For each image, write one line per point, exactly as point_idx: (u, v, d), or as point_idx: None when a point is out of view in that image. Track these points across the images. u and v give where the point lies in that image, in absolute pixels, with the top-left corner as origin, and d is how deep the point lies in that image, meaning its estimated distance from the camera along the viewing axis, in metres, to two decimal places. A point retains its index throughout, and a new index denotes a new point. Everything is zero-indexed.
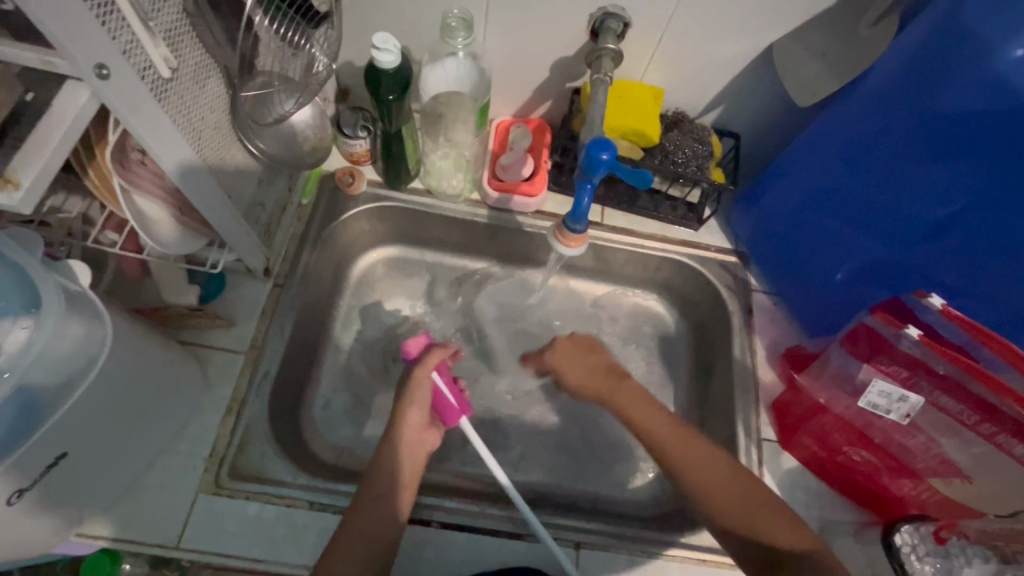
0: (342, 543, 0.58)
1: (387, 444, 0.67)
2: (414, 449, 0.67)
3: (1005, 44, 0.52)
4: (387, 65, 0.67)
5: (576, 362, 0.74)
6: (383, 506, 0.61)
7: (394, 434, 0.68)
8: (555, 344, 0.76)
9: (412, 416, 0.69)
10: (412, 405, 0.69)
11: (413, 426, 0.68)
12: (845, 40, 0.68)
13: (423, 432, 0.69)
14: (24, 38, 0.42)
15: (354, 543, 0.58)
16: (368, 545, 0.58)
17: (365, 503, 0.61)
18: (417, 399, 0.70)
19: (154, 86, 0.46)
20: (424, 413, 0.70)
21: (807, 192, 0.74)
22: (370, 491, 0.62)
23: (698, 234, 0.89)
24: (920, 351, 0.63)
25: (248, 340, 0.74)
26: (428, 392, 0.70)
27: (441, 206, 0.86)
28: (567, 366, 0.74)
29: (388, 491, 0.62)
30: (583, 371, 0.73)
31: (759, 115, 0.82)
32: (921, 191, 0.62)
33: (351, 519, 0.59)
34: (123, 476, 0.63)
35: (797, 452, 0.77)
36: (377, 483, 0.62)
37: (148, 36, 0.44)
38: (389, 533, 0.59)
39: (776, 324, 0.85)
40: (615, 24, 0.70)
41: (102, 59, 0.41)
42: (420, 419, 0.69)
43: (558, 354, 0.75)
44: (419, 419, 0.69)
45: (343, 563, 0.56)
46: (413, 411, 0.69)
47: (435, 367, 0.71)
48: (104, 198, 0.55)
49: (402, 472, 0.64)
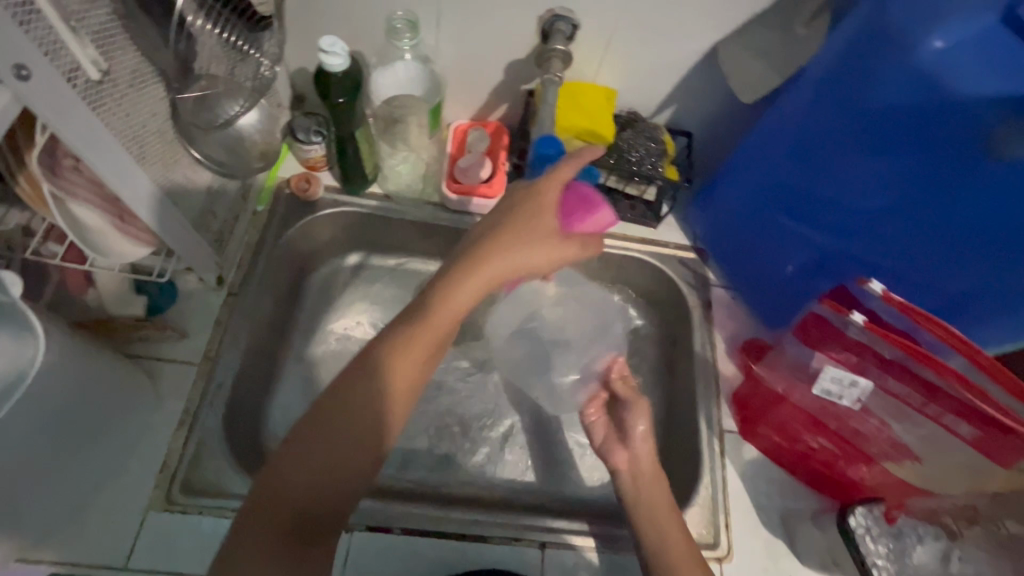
0: (232, 551, 0.45)
1: (324, 413, 0.49)
2: (391, 393, 0.51)
3: (924, 42, 0.54)
4: (335, 68, 0.67)
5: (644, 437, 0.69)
6: (276, 500, 0.47)
7: (392, 357, 0.52)
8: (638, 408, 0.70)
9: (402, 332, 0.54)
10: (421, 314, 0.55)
11: (438, 319, 0.54)
12: (784, 39, 0.70)
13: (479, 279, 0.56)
14: None
15: (253, 550, 0.45)
16: (260, 557, 0.45)
17: (262, 496, 0.47)
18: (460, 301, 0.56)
19: (83, 89, 0.45)
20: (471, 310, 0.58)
21: (757, 187, 0.76)
22: (284, 474, 0.47)
23: (657, 231, 0.90)
24: (867, 337, 0.65)
25: (202, 351, 0.72)
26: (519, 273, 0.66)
27: (400, 210, 0.85)
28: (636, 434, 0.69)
29: (300, 477, 0.47)
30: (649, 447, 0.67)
31: (710, 115, 0.84)
32: (861, 183, 0.65)
33: (250, 521, 0.46)
34: (69, 497, 0.61)
35: (758, 443, 0.78)
36: (275, 467, 0.48)
37: (73, 38, 0.43)
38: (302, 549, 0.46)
39: (736, 317, 0.86)
40: (565, 27, 0.71)
41: (23, 60, 0.39)
42: (418, 339, 0.54)
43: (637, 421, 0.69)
44: (429, 323, 0.54)
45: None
46: (415, 326, 0.54)
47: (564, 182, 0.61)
48: (36, 206, 0.53)
49: (352, 439, 0.49)
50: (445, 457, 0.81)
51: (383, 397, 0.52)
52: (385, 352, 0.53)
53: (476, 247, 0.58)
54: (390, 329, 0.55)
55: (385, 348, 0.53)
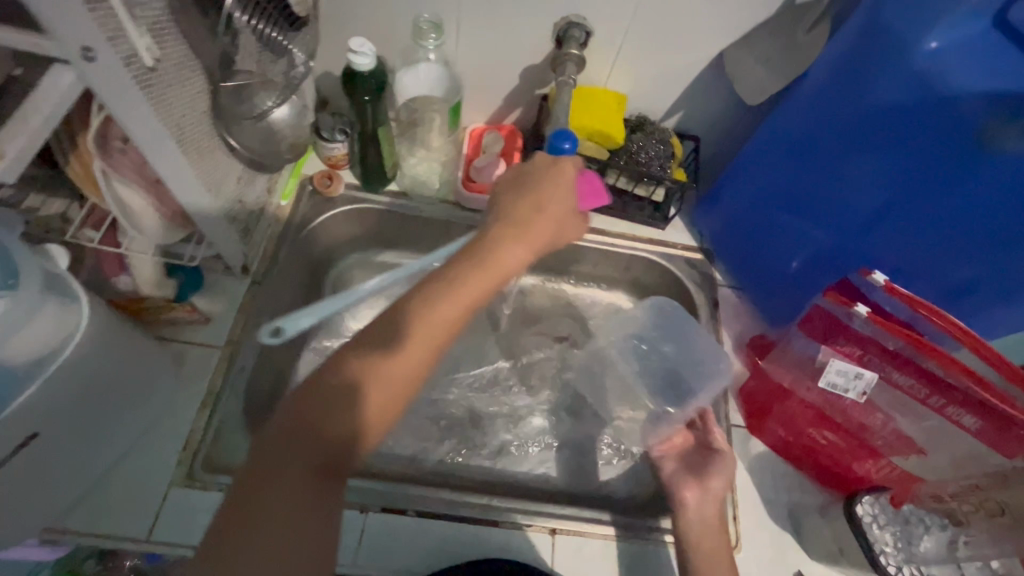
0: (240, 508, 0.44)
1: (327, 381, 0.50)
2: (367, 407, 0.50)
3: (918, 43, 0.57)
4: (363, 67, 0.71)
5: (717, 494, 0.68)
6: (288, 458, 0.46)
7: (376, 357, 0.51)
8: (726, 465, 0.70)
9: (394, 325, 0.54)
10: (423, 308, 0.54)
11: (425, 322, 0.54)
12: (786, 45, 0.73)
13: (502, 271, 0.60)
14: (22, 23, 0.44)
15: (268, 508, 0.44)
16: (278, 511, 0.45)
17: (267, 458, 0.46)
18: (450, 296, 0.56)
19: (138, 75, 0.48)
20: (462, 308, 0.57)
21: (761, 187, 0.79)
22: (292, 437, 0.47)
23: (666, 232, 0.93)
24: (871, 329, 0.68)
25: (225, 336, 0.75)
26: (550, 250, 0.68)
27: (419, 207, 0.88)
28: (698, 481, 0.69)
29: (311, 440, 0.47)
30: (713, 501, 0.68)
31: (716, 121, 0.88)
32: (861, 179, 0.67)
33: (261, 478, 0.46)
34: (94, 469, 0.63)
35: (766, 439, 0.79)
36: (281, 430, 0.48)
37: (133, 26, 0.46)
38: (314, 499, 0.46)
39: (741, 316, 0.88)
40: (579, 33, 0.75)
41: (89, 44, 0.43)
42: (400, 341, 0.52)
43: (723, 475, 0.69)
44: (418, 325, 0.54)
45: (255, 548, 0.43)
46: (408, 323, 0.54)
47: (573, 180, 0.67)
48: (85, 186, 0.58)
49: (350, 409, 0.49)
50: (455, 449, 0.83)
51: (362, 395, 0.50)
52: (369, 344, 0.52)
53: (478, 249, 0.61)
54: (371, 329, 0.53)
55: (373, 343, 0.52)
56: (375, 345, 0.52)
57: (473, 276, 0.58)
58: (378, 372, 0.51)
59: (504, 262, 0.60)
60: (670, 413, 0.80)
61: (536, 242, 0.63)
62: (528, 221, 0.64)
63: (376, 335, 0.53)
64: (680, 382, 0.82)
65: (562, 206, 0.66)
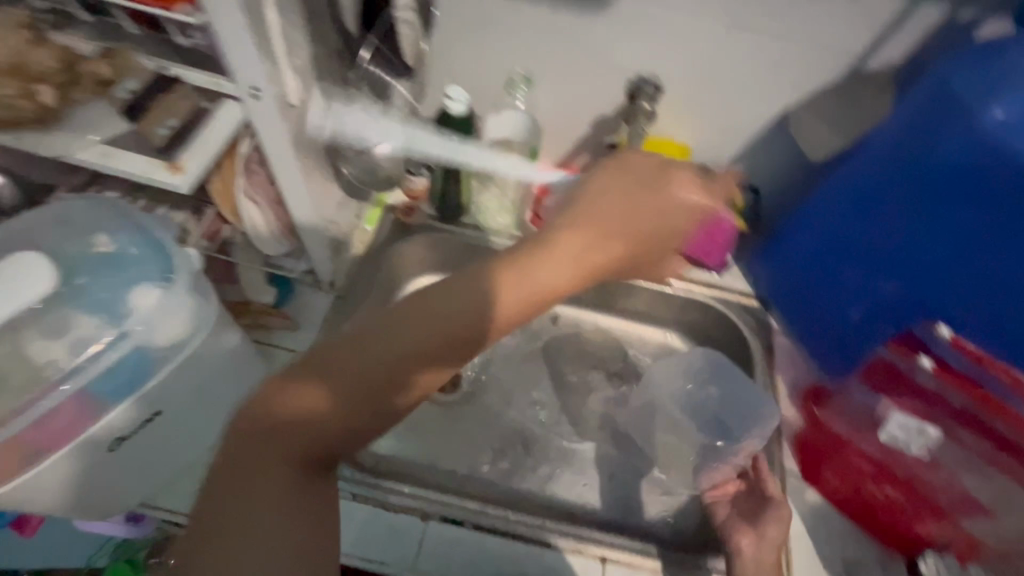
0: (219, 481, 0.49)
1: (293, 385, 0.49)
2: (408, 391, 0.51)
3: (983, 110, 0.60)
4: (456, 112, 0.79)
5: (770, 536, 0.69)
6: (257, 452, 0.48)
7: (345, 371, 0.49)
8: (779, 507, 0.71)
9: (370, 335, 0.50)
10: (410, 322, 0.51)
11: (412, 342, 0.50)
12: (853, 109, 0.77)
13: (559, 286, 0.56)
14: (191, 59, 0.51)
15: (234, 494, 0.48)
16: (240, 500, 0.48)
17: (240, 449, 0.49)
18: (531, 275, 0.54)
19: (284, 109, 0.57)
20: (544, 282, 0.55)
21: (820, 237, 0.80)
22: (253, 432, 0.49)
23: (722, 278, 0.96)
24: (935, 382, 0.70)
25: (310, 343, 0.82)
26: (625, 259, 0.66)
27: (487, 239, 0.94)
28: (755, 530, 0.69)
29: (277, 443, 0.49)
30: (768, 551, 0.67)
31: (777, 175, 0.92)
32: (923, 234, 0.70)
33: (233, 467, 0.49)
34: (191, 451, 0.70)
35: (821, 487, 0.77)
36: (251, 427, 0.49)
37: (286, 71, 0.55)
38: (278, 489, 0.48)
39: (796, 364, 0.89)
40: (649, 88, 0.80)
41: (257, 85, 0.52)
42: (368, 356, 0.50)
43: (777, 518, 0.70)
44: (397, 348, 0.50)
45: (227, 525, 0.47)
46: (383, 338, 0.50)
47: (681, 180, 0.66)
48: (223, 200, 0.68)
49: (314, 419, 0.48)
50: (506, 472, 0.87)
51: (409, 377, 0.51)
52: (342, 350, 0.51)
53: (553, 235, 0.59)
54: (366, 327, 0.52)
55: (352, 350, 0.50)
56: (354, 352, 0.50)
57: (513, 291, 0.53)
58: (441, 347, 0.51)
59: (549, 273, 0.55)
60: (719, 446, 0.84)
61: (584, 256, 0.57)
62: (601, 231, 0.59)
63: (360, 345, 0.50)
64: (726, 416, 0.86)
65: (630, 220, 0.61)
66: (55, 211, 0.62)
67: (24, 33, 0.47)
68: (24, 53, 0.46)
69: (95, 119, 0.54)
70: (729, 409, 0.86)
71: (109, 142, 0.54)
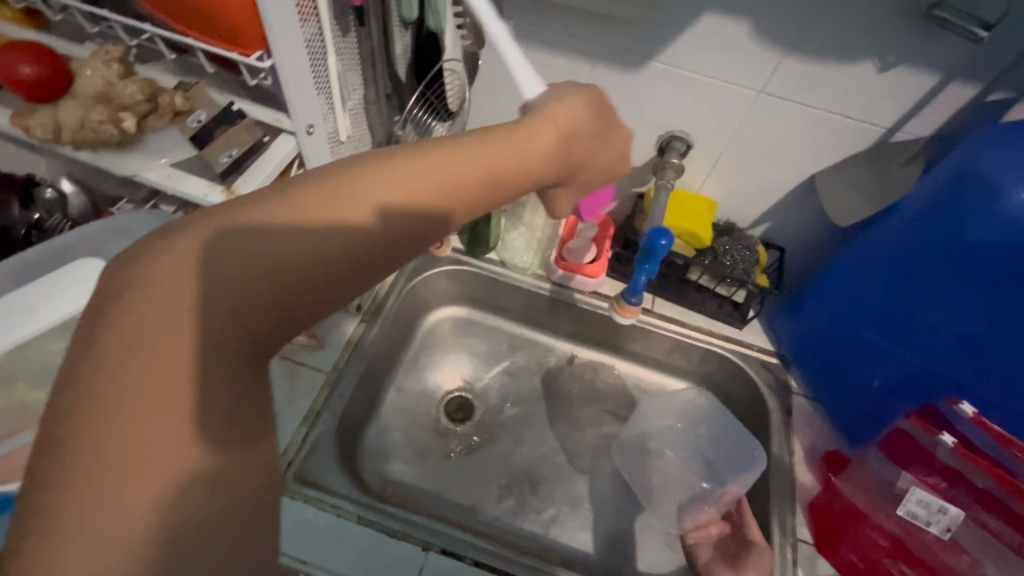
0: (105, 530, 0.25)
1: (143, 349, 0.27)
2: (340, 266, 0.32)
3: (1009, 193, 0.60)
4: None
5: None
6: (169, 449, 0.27)
7: (221, 297, 0.29)
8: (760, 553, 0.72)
9: (229, 244, 0.30)
10: (297, 202, 0.32)
11: (336, 225, 0.32)
12: (879, 175, 0.77)
13: (535, 154, 0.42)
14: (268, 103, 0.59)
15: (173, 513, 0.27)
16: (204, 500, 0.28)
17: (116, 459, 0.26)
18: (501, 149, 0.41)
19: (332, 144, 0.63)
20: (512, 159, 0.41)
21: (843, 302, 0.80)
22: (122, 431, 0.26)
23: (742, 332, 0.95)
24: (957, 461, 0.67)
25: (331, 363, 0.85)
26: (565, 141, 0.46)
27: (511, 275, 0.97)
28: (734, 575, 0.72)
29: (197, 415, 0.28)
30: None
31: (801, 234, 0.93)
32: (946, 309, 0.69)
33: (131, 488, 0.26)
34: None
35: (835, 560, 0.74)
36: (104, 422, 0.26)
37: (338, 111, 0.61)
38: (251, 453, 0.30)
39: (816, 428, 0.87)
40: (680, 145, 0.84)
41: (312, 122, 0.58)
42: (247, 269, 0.30)
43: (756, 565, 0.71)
44: (292, 243, 0.31)
45: (195, 546, 0.27)
46: (261, 235, 0.30)
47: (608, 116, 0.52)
48: None
49: (219, 360, 0.29)
50: (511, 509, 0.86)
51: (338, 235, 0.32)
52: (186, 276, 0.29)
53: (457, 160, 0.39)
54: (189, 238, 0.30)
55: (208, 270, 0.29)
56: (218, 270, 0.29)
57: (463, 148, 0.38)
58: (387, 197, 0.34)
59: (504, 159, 0.40)
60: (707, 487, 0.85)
61: (558, 134, 0.45)
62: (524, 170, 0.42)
63: (215, 261, 0.29)
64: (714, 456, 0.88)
65: (580, 117, 0.48)
66: (116, 223, 0.68)
67: (117, 69, 0.54)
68: (115, 86, 0.54)
69: (165, 143, 0.59)
70: (721, 445, 0.88)
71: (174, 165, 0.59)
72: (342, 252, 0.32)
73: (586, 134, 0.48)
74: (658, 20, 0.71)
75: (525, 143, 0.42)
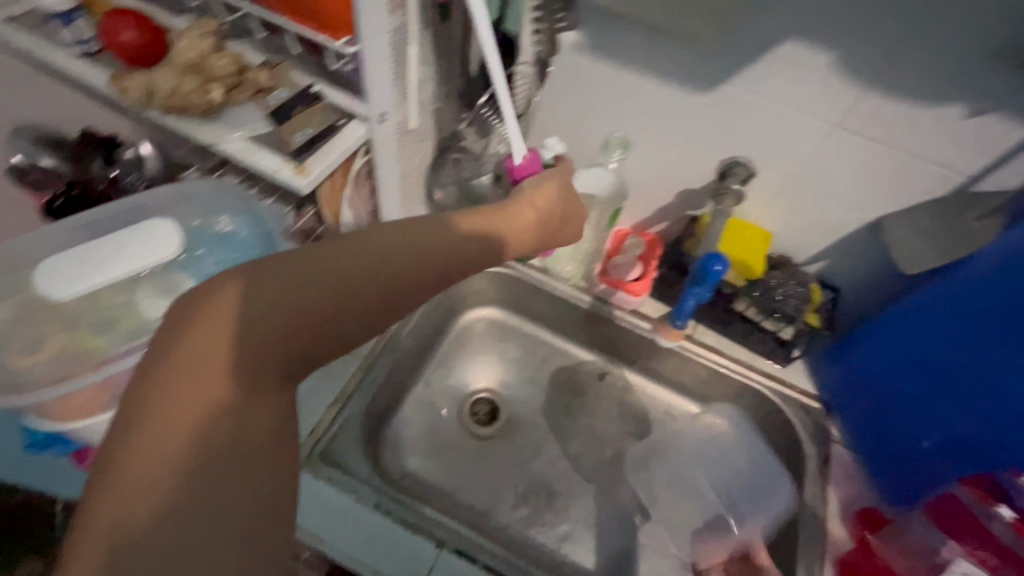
0: (155, 440, 0.35)
1: (197, 326, 0.38)
2: (368, 288, 0.41)
3: None
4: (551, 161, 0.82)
5: None
6: (209, 388, 0.37)
7: (266, 303, 0.38)
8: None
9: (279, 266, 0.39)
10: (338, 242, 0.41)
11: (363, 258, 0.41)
12: (951, 225, 0.73)
13: (518, 229, 0.55)
14: (348, 88, 0.60)
15: (199, 440, 0.36)
16: (230, 433, 0.37)
17: (170, 393, 0.36)
18: (491, 217, 0.53)
19: (401, 131, 0.65)
20: (495, 223, 0.53)
21: (893, 358, 0.77)
22: (177, 376, 0.37)
23: (784, 370, 0.92)
24: (1013, 538, 0.67)
25: (367, 348, 0.86)
26: (544, 202, 0.60)
27: (552, 284, 0.97)
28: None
29: (229, 372, 0.38)
30: None
31: (860, 276, 0.90)
32: (1010, 380, 0.65)
33: (179, 418, 0.36)
34: None
35: None
36: (165, 372, 0.37)
37: (411, 101, 0.63)
38: (273, 403, 0.40)
39: (853, 482, 0.83)
40: (743, 171, 0.79)
41: (386, 109, 0.59)
42: (295, 285, 0.38)
43: None
44: (339, 269, 0.40)
45: (214, 469, 0.36)
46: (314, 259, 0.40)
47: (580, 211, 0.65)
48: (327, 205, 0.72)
49: (264, 343, 0.38)
50: (524, 519, 0.85)
51: (364, 262, 0.41)
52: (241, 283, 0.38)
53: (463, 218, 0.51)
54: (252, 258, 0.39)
55: (259, 282, 0.38)
56: (265, 284, 0.38)
57: (466, 218, 0.51)
58: (413, 241, 0.44)
59: (495, 228, 0.53)
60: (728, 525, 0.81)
61: (536, 215, 0.58)
62: (510, 235, 0.54)
63: (260, 273, 0.39)
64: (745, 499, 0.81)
65: (555, 199, 0.61)
66: (184, 188, 0.71)
67: (210, 42, 0.57)
68: (209, 58, 0.57)
69: (242, 117, 0.60)
70: None
71: (248, 138, 0.60)
72: (367, 277, 0.41)
73: (558, 215, 0.61)
74: (737, 44, 0.70)
75: (508, 217, 0.55)
